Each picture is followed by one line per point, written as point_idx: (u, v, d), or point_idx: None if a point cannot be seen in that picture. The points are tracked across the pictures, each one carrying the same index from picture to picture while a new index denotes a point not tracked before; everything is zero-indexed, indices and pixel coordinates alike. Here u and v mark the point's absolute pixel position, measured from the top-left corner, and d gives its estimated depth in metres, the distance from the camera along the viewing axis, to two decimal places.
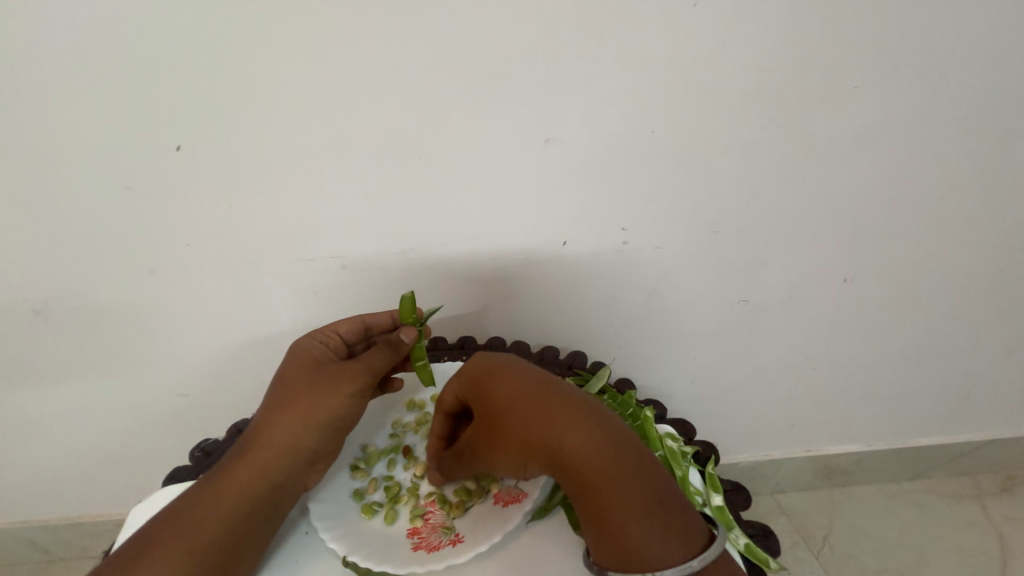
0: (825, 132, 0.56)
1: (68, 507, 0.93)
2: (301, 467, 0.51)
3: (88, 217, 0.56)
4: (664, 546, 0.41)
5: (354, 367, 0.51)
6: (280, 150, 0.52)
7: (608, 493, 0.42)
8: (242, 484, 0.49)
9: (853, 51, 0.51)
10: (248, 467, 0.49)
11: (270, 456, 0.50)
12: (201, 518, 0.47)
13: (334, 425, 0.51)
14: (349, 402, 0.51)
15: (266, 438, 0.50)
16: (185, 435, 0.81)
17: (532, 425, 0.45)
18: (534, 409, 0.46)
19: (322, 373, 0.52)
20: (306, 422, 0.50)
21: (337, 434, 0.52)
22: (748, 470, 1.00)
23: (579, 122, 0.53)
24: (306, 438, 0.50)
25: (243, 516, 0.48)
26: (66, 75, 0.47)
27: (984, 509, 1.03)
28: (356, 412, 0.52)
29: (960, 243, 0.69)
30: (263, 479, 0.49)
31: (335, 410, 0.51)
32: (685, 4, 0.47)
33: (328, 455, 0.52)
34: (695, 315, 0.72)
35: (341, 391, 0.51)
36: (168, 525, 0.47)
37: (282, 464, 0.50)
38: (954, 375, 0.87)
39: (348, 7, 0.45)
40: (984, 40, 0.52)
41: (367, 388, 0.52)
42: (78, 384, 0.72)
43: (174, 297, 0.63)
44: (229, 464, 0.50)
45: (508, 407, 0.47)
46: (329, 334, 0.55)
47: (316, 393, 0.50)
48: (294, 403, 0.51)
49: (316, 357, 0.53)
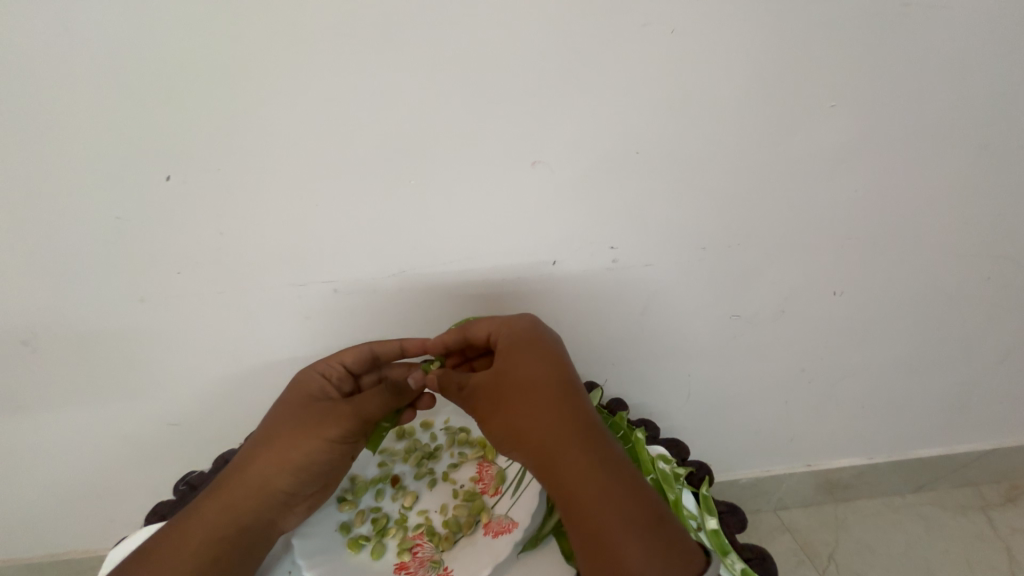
0: (806, 149, 0.57)
1: (53, 544, 0.90)
2: (275, 509, 0.49)
3: (78, 246, 0.56)
4: (650, 564, 0.42)
5: (342, 411, 0.51)
6: (270, 178, 0.53)
7: (595, 501, 0.44)
8: (210, 525, 0.47)
9: (827, 71, 0.53)
10: (219, 507, 0.48)
11: (242, 495, 0.49)
12: (164, 560, 0.46)
13: (310, 467, 0.50)
14: (328, 446, 0.50)
15: (239, 479, 0.49)
16: (173, 464, 0.80)
17: (541, 417, 0.47)
18: (547, 399, 0.48)
19: (309, 411, 0.51)
20: (284, 457, 0.50)
21: (310, 475, 0.50)
22: (748, 487, 0.99)
23: (564, 146, 0.54)
24: (282, 474, 0.49)
25: (211, 554, 0.46)
26: (58, 110, 0.48)
27: (991, 521, 1.01)
28: (335, 456, 0.51)
29: (946, 253, 0.69)
30: (231, 519, 0.48)
31: (316, 448, 0.50)
32: (664, 31, 0.49)
33: (307, 495, 0.51)
34: (687, 332, 0.72)
35: (324, 434, 0.50)
36: (134, 565, 0.46)
37: (253, 503, 0.49)
38: (951, 384, 0.86)
39: (333, 40, 0.46)
40: (955, 59, 0.54)
41: (352, 432, 0.51)
42: (66, 415, 0.71)
43: (164, 325, 0.62)
44: (199, 502, 0.49)
45: (525, 391, 0.48)
46: (333, 366, 0.55)
47: (296, 432, 0.50)
48: (272, 443, 0.50)
49: (312, 391, 0.53)
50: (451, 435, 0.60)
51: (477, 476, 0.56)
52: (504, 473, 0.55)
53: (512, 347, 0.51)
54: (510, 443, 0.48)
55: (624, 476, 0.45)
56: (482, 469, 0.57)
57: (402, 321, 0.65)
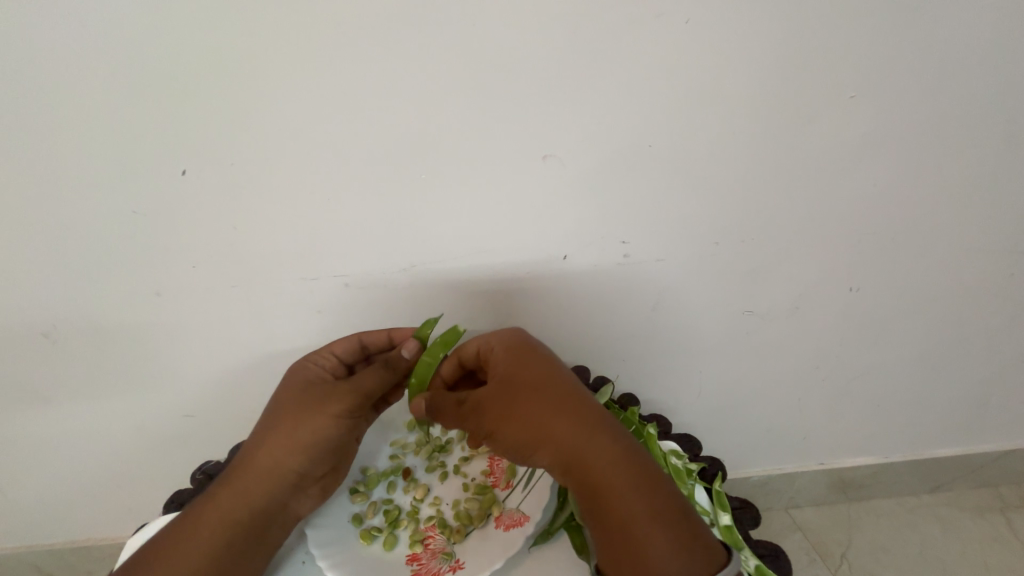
0: (822, 142, 0.56)
1: (74, 531, 0.92)
2: (288, 492, 0.50)
3: (95, 240, 0.57)
4: (676, 557, 0.41)
5: (343, 389, 0.51)
6: (279, 172, 0.53)
7: (606, 499, 0.44)
8: (225, 510, 0.48)
9: (845, 61, 0.51)
10: (232, 493, 0.49)
11: (254, 480, 0.49)
12: (182, 546, 0.47)
13: (317, 446, 0.50)
14: (334, 422, 0.51)
15: (249, 465, 0.50)
16: (188, 455, 0.81)
17: (563, 414, 0.46)
18: (539, 415, 0.46)
19: (309, 394, 0.51)
20: (290, 439, 0.50)
21: (320, 455, 0.51)
22: (759, 485, 0.98)
23: (574, 140, 0.53)
24: (291, 457, 0.50)
25: (228, 539, 0.47)
26: (75, 107, 0.48)
27: (1010, 523, 0.99)
28: (341, 432, 0.51)
29: (966, 249, 0.67)
30: (246, 504, 0.49)
31: (321, 427, 0.50)
32: (676, 22, 0.48)
33: (317, 477, 0.52)
34: (699, 327, 0.71)
35: (327, 411, 0.50)
36: (154, 550, 0.47)
37: (265, 488, 0.49)
38: (969, 383, 0.84)
39: (343, 34, 0.46)
40: (980, 47, 0.52)
41: (355, 407, 0.52)
42: (85, 406, 0.72)
43: (180, 318, 0.63)
44: (213, 489, 0.50)
45: (532, 391, 0.48)
46: (324, 355, 0.54)
47: (299, 414, 0.50)
48: (277, 427, 0.50)
49: (307, 377, 0.53)
50: (461, 428, 0.60)
51: (488, 470, 0.56)
52: (515, 467, 0.55)
53: (509, 359, 0.51)
54: (527, 446, 0.47)
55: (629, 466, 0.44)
56: (492, 462, 0.57)
57: (413, 315, 0.65)
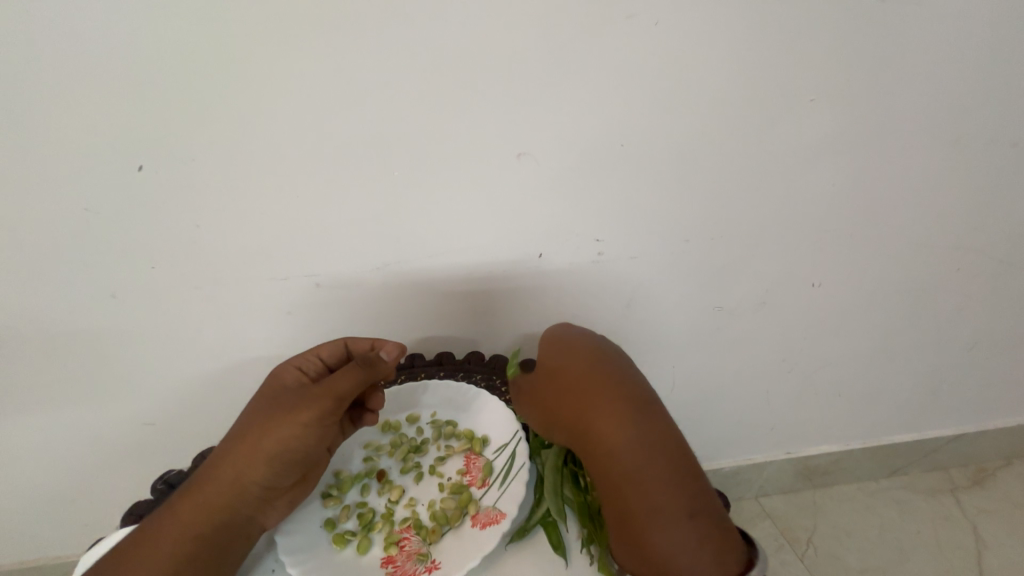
0: (785, 144, 0.58)
1: (23, 551, 0.87)
2: (254, 504, 0.48)
3: (44, 240, 0.53)
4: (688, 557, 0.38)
5: (315, 394, 0.49)
6: (245, 168, 0.51)
7: (629, 488, 0.39)
8: (186, 523, 0.46)
9: (806, 66, 0.54)
10: (193, 505, 0.47)
11: (217, 492, 0.47)
12: (137, 562, 0.45)
13: (283, 456, 0.48)
14: (303, 430, 0.48)
15: (213, 476, 0.48)
16: (149, 465, 0.77)
17: (582, 396, 0.43)
18: (562, 395, 0.45)
19: (281, 400, 0.50)
20: (256, 448, 0.48)
21: (286, 465, 0.48)
22: (730, 475, 1.01)
23: (548, 138, 0.53)
24: (255, 467, 0.47)
25: (187, 554, 0.45)
26: (20, 98, 0.45)
27: (960, 503, 1.05)
28: (310, 441, 0.49)
29: (918, 245, 0.71)
30: (208, 517, 0.47)
31: (288, 435, 0.48)
32: (647, 24, 0.49)
33: (286, 488, 0.50)
34: (672, 323, 0.73)
35: (298, 419, 0.48)
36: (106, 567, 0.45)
37: (230, 500, 0.47)
38: (922, 372, 0.89)
39: (313, 28, 0.45)
40: (926, 56, 0.56)
41: (326, 414, 0.49)
42: (35, 417, 0.68)
43: (139, 322, 0.60)
44: (174, 500, 0.48)
45: (559, 372, 0.46)
46: (309, 358, 0.53)
47: (268, 422, 0.48)
48: (244, 436, 0.49)
49: (285, 382, 0.52)
50: (438, 428, 0.59)
51: (464, 469, 0.55)
52: (491, 465, 0.54)
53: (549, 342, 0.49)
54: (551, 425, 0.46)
55: (667, 457, 0.40)
56: (469, 461, 0.56)
57: (389, 316, 0.64)
